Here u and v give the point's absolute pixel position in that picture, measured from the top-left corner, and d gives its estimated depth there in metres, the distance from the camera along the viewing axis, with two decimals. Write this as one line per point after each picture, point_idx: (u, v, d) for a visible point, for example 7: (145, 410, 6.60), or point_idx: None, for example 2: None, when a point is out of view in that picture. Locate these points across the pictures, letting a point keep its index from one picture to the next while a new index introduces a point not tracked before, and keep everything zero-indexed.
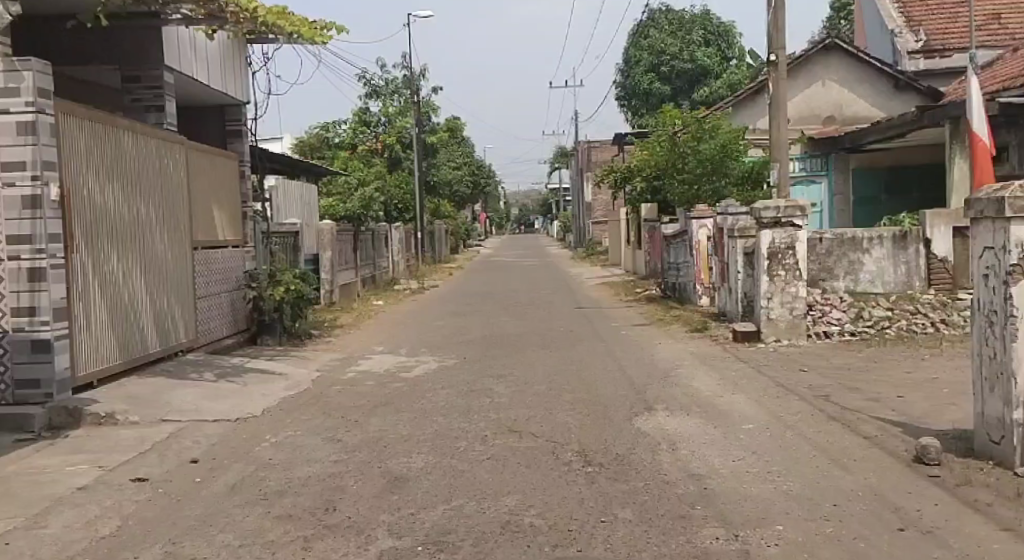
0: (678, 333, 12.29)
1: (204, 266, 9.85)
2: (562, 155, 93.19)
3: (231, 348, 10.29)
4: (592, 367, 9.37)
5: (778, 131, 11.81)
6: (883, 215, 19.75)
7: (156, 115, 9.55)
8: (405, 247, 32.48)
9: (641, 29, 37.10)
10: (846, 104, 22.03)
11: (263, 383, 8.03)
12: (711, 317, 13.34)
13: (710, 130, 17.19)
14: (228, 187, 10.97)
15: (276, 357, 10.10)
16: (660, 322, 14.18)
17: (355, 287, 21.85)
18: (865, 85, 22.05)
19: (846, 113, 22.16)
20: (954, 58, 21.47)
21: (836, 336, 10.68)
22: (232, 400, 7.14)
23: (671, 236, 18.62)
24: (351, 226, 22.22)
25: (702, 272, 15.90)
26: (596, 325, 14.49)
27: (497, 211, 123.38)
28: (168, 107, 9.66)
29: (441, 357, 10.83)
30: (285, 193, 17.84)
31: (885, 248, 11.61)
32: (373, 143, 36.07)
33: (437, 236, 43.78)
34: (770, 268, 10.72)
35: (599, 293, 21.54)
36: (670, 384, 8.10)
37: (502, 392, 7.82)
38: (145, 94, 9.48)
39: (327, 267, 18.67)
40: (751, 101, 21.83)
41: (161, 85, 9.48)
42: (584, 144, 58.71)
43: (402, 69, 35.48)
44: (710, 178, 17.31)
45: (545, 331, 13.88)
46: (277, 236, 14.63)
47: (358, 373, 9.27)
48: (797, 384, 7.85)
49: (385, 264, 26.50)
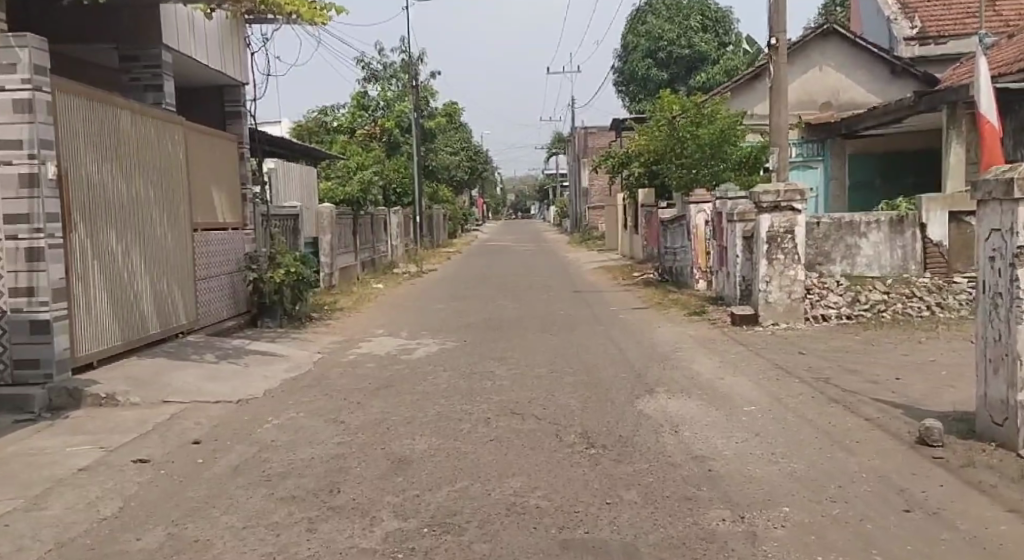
0: (676, 316, 12.30)
1: (204, 249, 9.80)
2: (558, 142, 92.96)
3: (231, 330, 10.26)
4: (592, 350, 9.37)
5: (778, 117, 11.82)
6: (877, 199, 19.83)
7: (155, 95, 9.42)
8: (404, 232, 32.40)
9: (639, 14, 36.88)
10: (842, 91, 22.01)
11: (265, 364, 8.03)
12: (708, 301, 13.36)
13: (708, 115, 17.17)
14: (227, 169, 10.89)
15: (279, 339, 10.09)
16: (658, 305, 14.17)
17: (354, 270, 21.81)
18: (863, 71, 22.00)
19: (844, 98, 22.11)
20: (948, 45, 21.16)
21: (834, 319, 10.72)
22: (233, 382, 7.12)
23: (667, 221, 18.66)
24: (349, 210, 22.13)
25: (699, 256, 15.94)
26: (595, 308, 14.49)
27: (495, 196, 123.16)
28: (168, 87, 9.52)
29: (442, 340, 10.83)
30: (284, 178, 17.73)
31: (882, 232, 11.59)
32: (371, 128, 35.82)
33: (435, 221, 43.69)
34: (769, 252, 10.70)
35: (597, 278, 21.51)
36: (671, 367, 8.10)
37: (503, 375, 7.83)
38: (143, 74, 9.37)
39: (327, 251, 18.64)
40: (751, 85, 21.79)
41: (160, 64, 9.36)
42: (581, 130, 58.52)
43: (401, 53, 35.25)
44: (708, 163, 17.19)
45: (544, 315, 13.88)
46: (277, 219, 14.57)
47: (359, 355, 9.28)
48: (796, 367, 7.86)
49: (384, 248, 26.41)
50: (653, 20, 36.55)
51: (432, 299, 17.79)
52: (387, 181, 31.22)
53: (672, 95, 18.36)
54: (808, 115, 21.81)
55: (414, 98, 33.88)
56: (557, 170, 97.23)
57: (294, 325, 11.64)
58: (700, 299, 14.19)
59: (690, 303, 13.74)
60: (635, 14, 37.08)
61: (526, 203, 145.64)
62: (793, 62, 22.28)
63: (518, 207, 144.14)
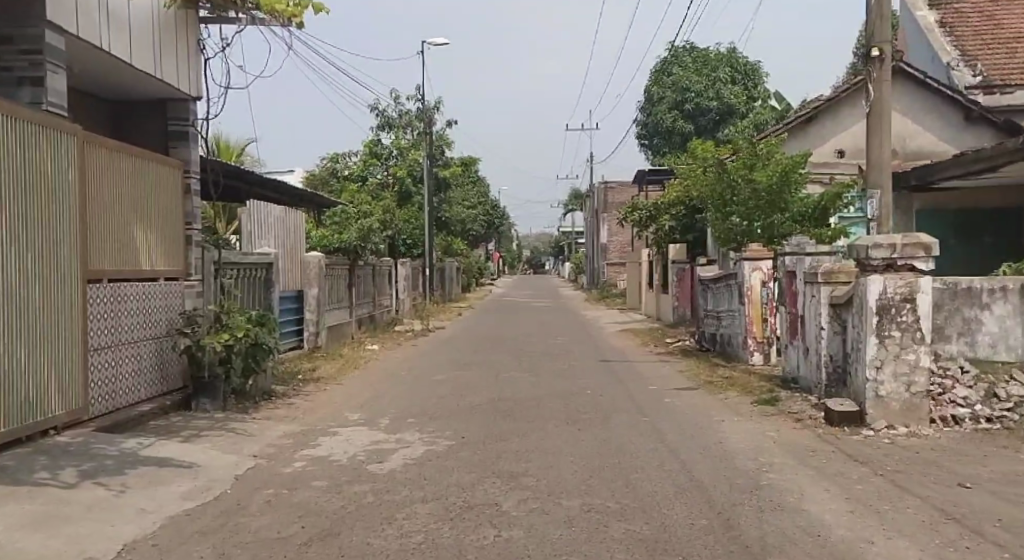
0: (741, 407, 9.55)
1: (111, 301, 8.16)
2: (577, 198, 91.27)
3: (122, 423, 7.79)
4: (638, 461, 6.65)
5: (877, 155, 9.28)
6: (950, 261, 17.48)
7: (32, 91, 7.18)
8: (413, 286, 29.82)
9: (663, 66, 34.68)
10: (910, 137, 19.98)
11: (159, 481, 5.64)
12: (776, 387, 10.80)
13: (763, 156, 14.46)
14: (142, 206, 9.15)
15: (202, 438, 7.54)
16: (711, 388, 11.45)
17: (349, 328, 19.32)
18: (931, 112, 19.95)
19: (910, 146, 20.06)
20: (1015, 95, 19.39)
21: (968, 423, 7.90)
22: (53, 537, 4.47)
23: (710, 281, 16.64)
24: (345, 259, 19.59)
25: (754, 324, 13.61)
26: (629, 389, 11.77)
27: (507, 250, 120.76)
28: (53, 81, 7.28)
29: (435, 436, 8.13)
30: (263, 218, 15.20)
31: (1012, 303, 8.41)
32: (384, 178, 33.59)
33: (446, 274, 41.27)
34: (880, 327, 7.83)
35: (624, 342, 18.85)
36: (762, 502, 5.28)
37: (517, 516, 5.07)
38: (17, 62, 7.11)
39: (313, 306, 16.68)
40: (804, 130, 20.18)
41: (42, 49, 7.12)
42: (600, 185, 55.91)
43: (417, 101, 33.21)
44: (767, 214, 14.47)
45: (568, 395, 11.26)
46: (245, 271, 12.66)
47: (311, 466, 6.63)
48: (977, 511, 5.02)
49: (386, 303, 23.84)
50: (680, 72, 34.25)
51: (432, 367, 15.02)
52: (396, 232, 28.71)
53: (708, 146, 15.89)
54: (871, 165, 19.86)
55: (428, 146, 31.58)
56: (572, 227, 94.92)
57: (236, 404, 10.03)
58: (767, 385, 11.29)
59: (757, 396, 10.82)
60: (661, 65, 34.89)
61: (542, 257, 143.29)
62: (855, 103, 20.15)
63: (534, 262, 141.54)
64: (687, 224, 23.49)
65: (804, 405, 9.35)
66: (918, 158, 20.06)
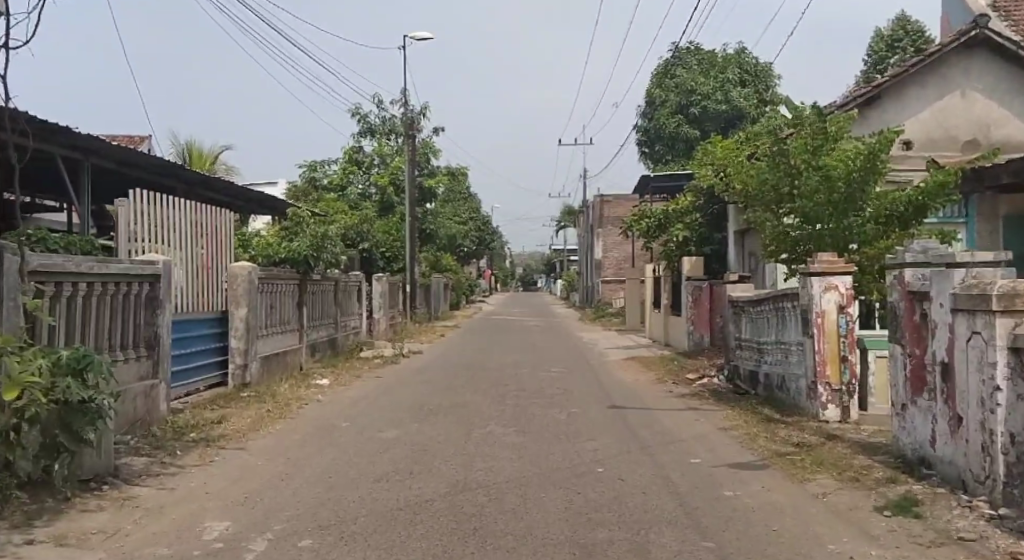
0: (881, 536, 5.66)
1: None
2: (569, 213, 87.81)
3: None
4: None
5: None
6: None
7: None
8: (389, 303, 25.91)
9: (666, 67, 30.77)
10: (995, 126, 17.35)
11: None
12: (902, 485, 6.93)
13: (832, 135, 10.72)
14: None
15: None
16: (791, 473, 7.55)
17: (297, 357, 14.90)
18: (1012, 98, 17.41)
19: (996, 136, 17.42)
20: None
21: None
22: None
23: (748, 302, 12.64)
24: (295, 272, 15.08)
25: (823, 364, 9.68)
26: (663, 467, 7.90)
27: (499, 267, 116.68)
28: None
29: None
30: (190, 223, 11.19)
31: None
32: (365, 188, 29.89)
33: (433, 290, 37.45)
34: None
35: (637, 376, 14.97)
36: None
37: None
38: None
39: (241, 331, 12.20)
40: (869, 110, 17.34)
41: None
42: (596, 199, 51.70)
43: (403, 105, 29.53)
44: (839, 214, 10.52)
45: (574, 479, 7.37)
46: (115, 285, 8.58)
47: None
48: None
49: (355, 324, 19.90)
50: (683, 73, 30.49)
51: (387, 412, 11.13)
52: (379, 245, 24.77)
53: (755, 130, 12.22)
54: (948, 157, 17.06)
55: (410, 150, 27.69)
56: (564, 244, 91.38)
57: (20, 504, 6.13)
58: (882, 475, 7.31)
59: (872, 493, 6.83)
60: (663, 66, 31.11)
61: (534, 275, 139.53)
62: (924, 81, 17.34)
63: (525, 280, 137.14)
64: (706, 235, 19.58)
65: (988, 535, 5.48)
66: (1004, 149, 17.47)
